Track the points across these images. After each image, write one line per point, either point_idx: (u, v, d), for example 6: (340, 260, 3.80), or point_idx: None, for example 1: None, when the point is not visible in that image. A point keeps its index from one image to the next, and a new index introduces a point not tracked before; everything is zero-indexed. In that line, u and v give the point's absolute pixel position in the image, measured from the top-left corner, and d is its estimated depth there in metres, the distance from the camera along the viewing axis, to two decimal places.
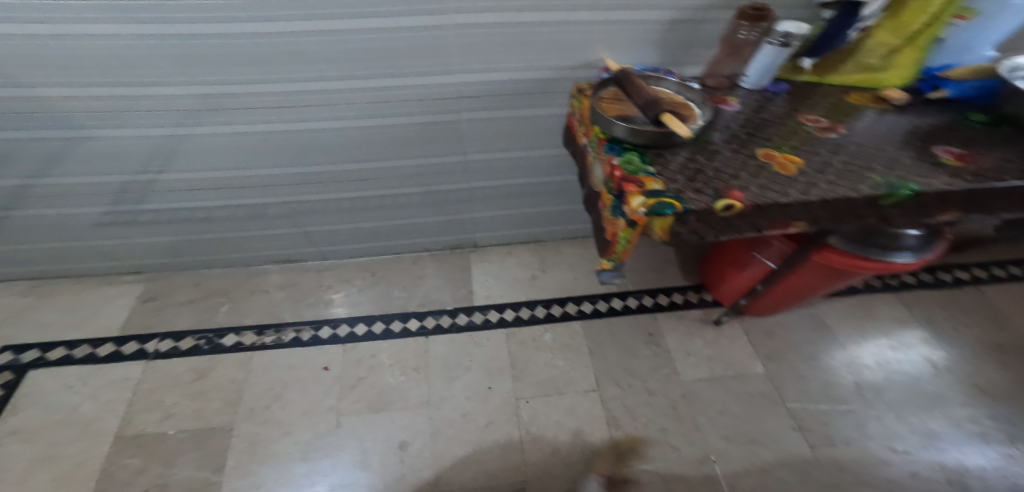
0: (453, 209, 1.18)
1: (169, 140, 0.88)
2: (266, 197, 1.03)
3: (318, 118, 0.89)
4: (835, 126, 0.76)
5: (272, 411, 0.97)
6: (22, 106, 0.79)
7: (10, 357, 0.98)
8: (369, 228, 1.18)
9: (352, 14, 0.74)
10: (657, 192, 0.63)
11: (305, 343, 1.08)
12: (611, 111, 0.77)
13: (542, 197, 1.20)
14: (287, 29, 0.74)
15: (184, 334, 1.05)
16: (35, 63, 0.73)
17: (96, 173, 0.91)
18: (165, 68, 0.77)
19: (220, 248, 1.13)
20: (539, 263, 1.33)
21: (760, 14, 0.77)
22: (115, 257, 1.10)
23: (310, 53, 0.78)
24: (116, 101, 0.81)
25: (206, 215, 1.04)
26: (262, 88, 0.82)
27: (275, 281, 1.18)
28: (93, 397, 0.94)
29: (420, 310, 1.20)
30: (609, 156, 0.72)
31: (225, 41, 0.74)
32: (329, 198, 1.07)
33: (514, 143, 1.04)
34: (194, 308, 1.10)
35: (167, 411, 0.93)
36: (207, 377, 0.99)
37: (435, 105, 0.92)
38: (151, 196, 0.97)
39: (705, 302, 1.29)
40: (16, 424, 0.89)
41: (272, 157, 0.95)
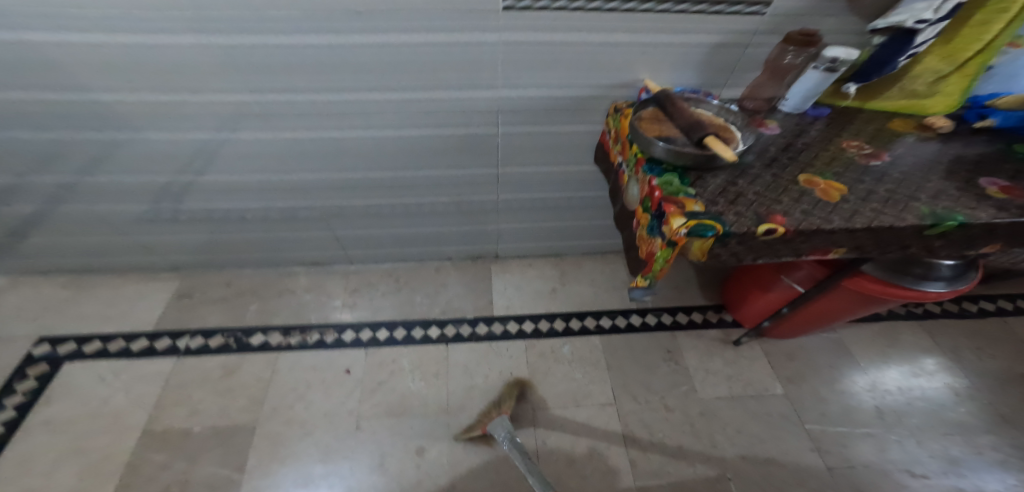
0: (480, 219, 1.19)
1: (209, 144, 0.90)
2: (299, 201, 1.06)
3: (357, 127, 0.92)
4: (878, 153, 0.77)
5: (295, 410, 0.98)
6: (74, 108, 0.82)
7: (44, 348, 1.00)
8: (397, 235, 1.20)
9: (402, 28, 0.77)
10: (697, 214, 0.66)
11: (329, 345, 1.09)
12: (652, 131, 0.79)
13: (569, 212, 1.21)
14: (338, 40, 0.77)
15: (213, 332, 1.07)
16: (93, 67, 0.77)
17: (138, 173, 0.94)
18: (216, 76, 0.80)
19: (251, 249, 1.16)
20: (560, 277, 1.34)
21: (810, 39, 0.79)
22: (150, 254, 1.13)
23: (357, 63, 0.81)
24: (165, 106, 0.83)
25: (241, 217, 1.07)
26: (307, 95, 0.85)
27: (302, 283, 1.20)
28: (124, 390, 0.95)
29: (442, 318, 1.21)
30: (649, 176, 0.74)
31: (279, 49, 0.77)
32: (360, 204, 1.09)
33: (545, 158, 1.05)
34: (224, 306, 1.12)
35: (194, 406, 0.95)
36: (233, 375, 1.01)
37: (472, 118, 0.94)
38: (188, 197, 1.00)
39: (726, 322, 1.28)
40: (50, 414, 0.91)
41: (308, 164, 0.97)
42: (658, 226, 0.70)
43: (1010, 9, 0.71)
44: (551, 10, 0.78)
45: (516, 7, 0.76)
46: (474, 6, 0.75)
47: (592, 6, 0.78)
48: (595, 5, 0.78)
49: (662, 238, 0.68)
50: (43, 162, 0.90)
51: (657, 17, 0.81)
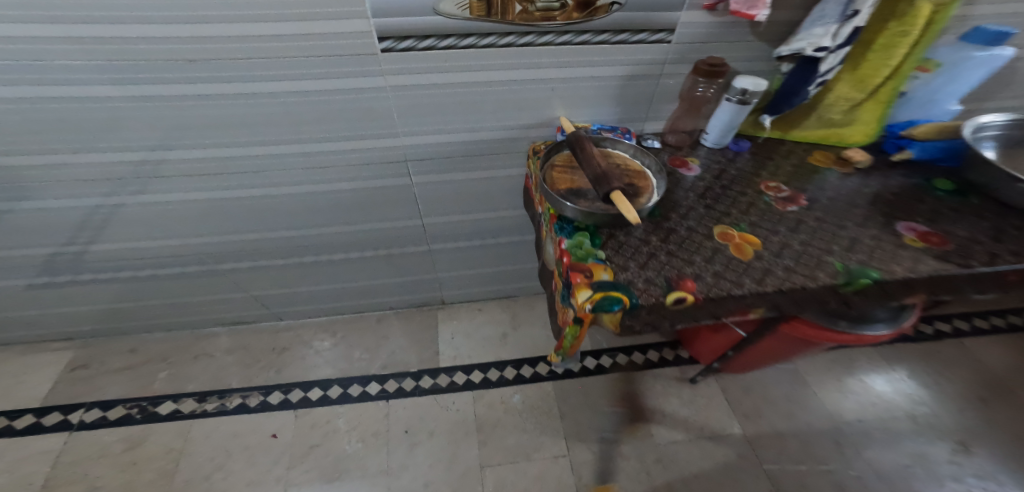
0: (416, 270, 1.14)
1: (106, 211, 0.86)
2: (218, 264, 1.02)
3: (261, 184, 0.86)
4: (796, 197, 0.70)
5: (211, 482, 0.93)
6: None
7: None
8: (331, 289, 1.15)
9: (273, 78, 0.70)
10: (604, 284, 0.56)
11: (253, 409, 1.04)
12: (562, 183, 0.69)
13: (507, 256, 1.14)
14: (204, 92, 0.71)
15: (115, 403, 1.03)
16: None
17: (20, 246, 0.90)
18: (82, 136, 0.73)
19: (172, 311, 1.12)
20: (510, 320, 1.27)
21: (716, 69, 0.72)
22: (44, 325, 1.09)
23: (238, 117, 0.75)
24: (39, 176, 0.78)
25: (155, 280, 1.03)
26: (190, 154, 0.79)
27: (223, 345, 1.16)
28: (7, 472, 0.91)
29: (380, 373, 1.14)
30: (558, 238, 0.64)
31: (135, 102, 0.70)
32: (283, 263, 1.05)
33: (467, 205, 0.99)
34: (141, 374, 1.09)
35: (94, 483, 0.90)
36: (140, 447, 0.96)
37: (383, 169, 0.87)
38: (82, 268, 0.97)
39: (682, 359, 1.20)
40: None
41: (228, 224, 0.93)
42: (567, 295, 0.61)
43: (908, 34, 0.65)
44: (439, 49, 0.70)
45: (396, 49, 0.69)
46: (348, 50, 0.69)
47: (487, 42, 0.71)
48: (489, 41, 0.70)
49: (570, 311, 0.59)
50: None
51: (558, 51, 0.73)
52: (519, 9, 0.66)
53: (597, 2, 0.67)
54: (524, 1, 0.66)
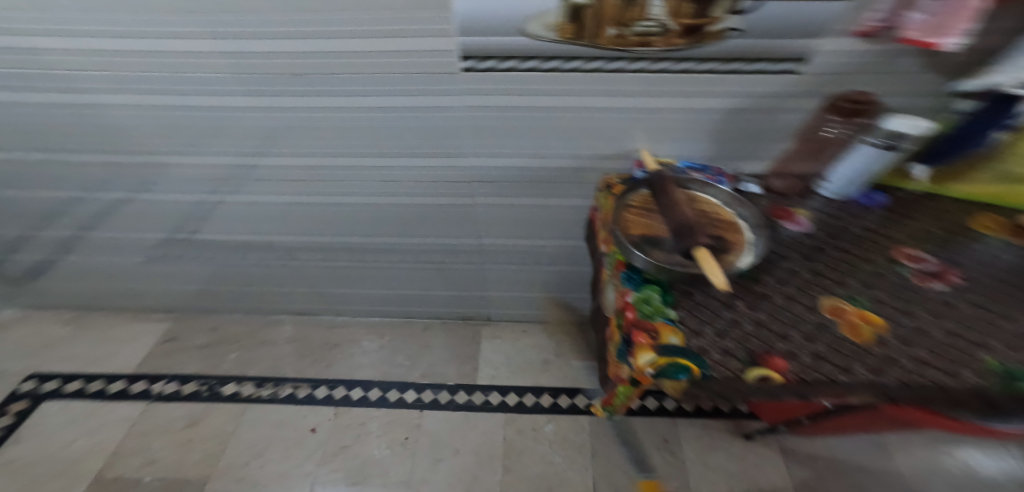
0: (470, 287, 1.12)
1: (204, 205, 0.91)
2: (286, 260, 1.04)
3: (333, 193, 0.86)
4: (945, 273, 0.52)
5: (249, 469, 0.96)
6: (61, 169, 0.87)
7: (42, 384, 1.07)
8: (383, 295, 1.16)
9: (349, 92, 0.69)
10: (673, 349, 0.43)
11: (299, 401, 1.07)
12: (634, 228, 0.54)
13: (564, 284, 1.09)
14: (287, 100, 0.71)
15: (189, 378, 1.10)
16: (68, 137, 0.81)
17: (127, 230, 0.98)
18: (178, 142, 0.79)
19: (242, 297, 1.18)
20: (554, 347, 1.22)
21: (861, 106, 0.56)
22: (146, 296, 1.18)
23: (316, 128, 0.75)
24: (148, 170, 0.85)
25: (225, 268, 1.07)
26: (275, 159, 0.80)
27: (286, 334, 1.20)
28: (88, 435, 0.98)
29: (420, 382, 1.13)
30: (622, 289, 0.51)
31: (238, 113, 0.73)
32: (343, 264, 1.04)
33: (529, 233, 0.93)
34: (212, 354, 1.15)
35: (151, 456, 0.96)
36: (197, 426, 1.01)
37: (447, 188, 0.84)
38: (178, 253, 1.03)
39: (740, 412, 1.09)
40: (21, 454, 0.95)
41: (296, 226, 0.94)
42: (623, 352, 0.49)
43: None
44: (520, 71, 0.65)
45: (477, 69, 0.65)
46: (423, 68, 0.65)
47: (570, 67, 0.64)
48: (573, 64, 0.64)
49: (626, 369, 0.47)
50: (52, 218, 0.97)
51: (650, 78, 0.64)
52: (613, 33, 0.58)
53: (710, 28, 0.57)
54: (619, 24, 0.57)
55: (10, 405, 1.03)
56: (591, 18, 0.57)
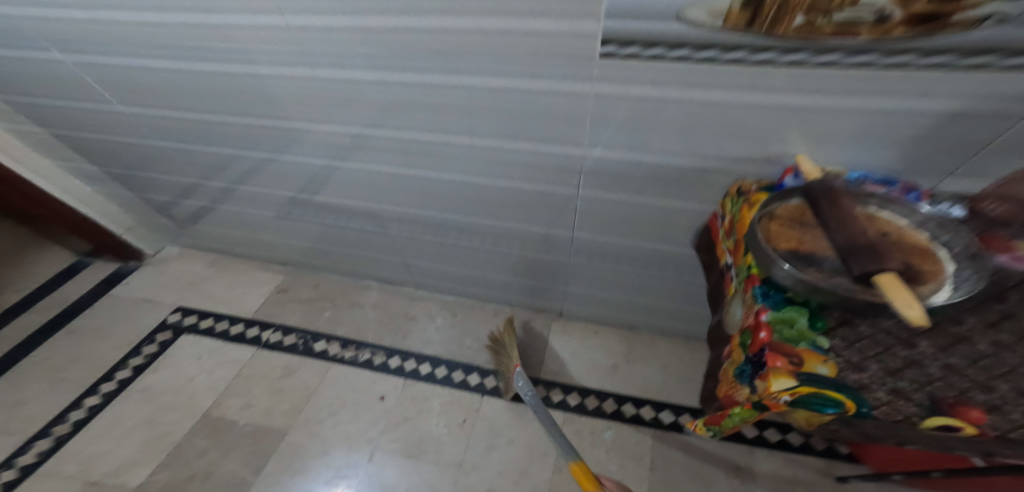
0: (555, 280, 1.10)
1: (325, 170, 0.95)
2: (388, 228, 1.07)
3: (441, 170, 0.86)
4: None
5: (323, 426, 1.02)
6: (217, 130, 0.92)
7: (182, 318, 1.21)
8: (464, 274, 1.17)
9: (462, 70, 0.66)
10: (820, 380, 0.42)
11: (374, 367, 1.12)
12: (781, 242, 0.49)
13: (655, 291, 1.04)
14: (413, 79, 0.69)
15: (291, 330, 1.19)
16: (225, 100, 0.85)
17: (264, 187, 1.06)
18: (317, 111, 0.81)
19: (342, 259, 1.25)
20: (624, 352, 1.18)
21: None
22: (272, 250, 1.30)
23: (442, 106, 0.73)
24: (286, 134, 0.88)
25: (334, 228, 1.13)
26: (398, 134, 0.81)
27: (372, 299, 1.27)
28: (207, 372, 1.09)
29: (486, 366, 1.14)
30: (757, 306, 0.47)
31: (367, 89, 0.73)
32: (436, 241, 1.07)
33: (628, 231, 0.89)
34: (312, 309, 1.24)
35: (249, 400, 1.05)
36: (291, 377, 1.09)
37: (558, 177, 0.80)
38: (305, 210, 1.10)
39: (832, 450, 0.98)
40: (155, 382, 1.07)
41: (399, 198, 0.97)
42: (750, 373, 0.47)
43: None
44: (668, 61, 0.56)
45: (617, 55, 0.57)
46: (542, 48, 0.59)
47: (732, 58, 0.54)
48: (736, 54, 0.53)
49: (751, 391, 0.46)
50: (213, 171, 1.05)
51: (803, 73, 0.54)
52: (800, 22, 0.47)
53: (952, 18, 0.44)
54: (815, 12, 0.46)
55: (156, 333, 1.17)
56: (773, 7, 0.47)
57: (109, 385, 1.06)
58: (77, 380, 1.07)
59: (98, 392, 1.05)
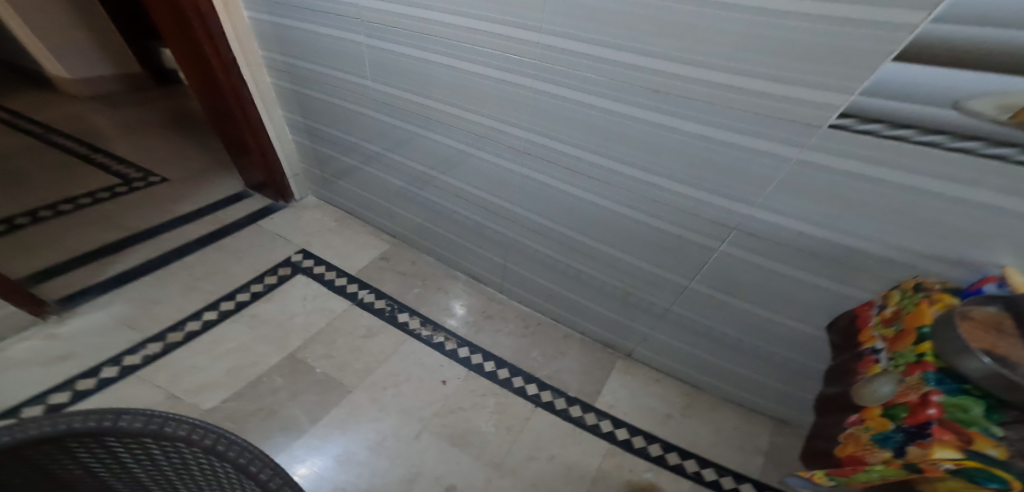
0: (639, 318, 1.10)
1: (462, 154, 1.07)
2: (500, 226, 1.16)
3: (566, 181, 0.93)
4: None
5: (385, 393, 1.08)
6: (396, 103, 1.09)
7: (302, 260, 1.37)
8: (551, 289, 1.21)
9: (636, 103, 0.74)
10: (988, 459, 0.45)
11: (444, 351, 1.19)
12: (977, 339, 0.49)
13: (738, 357, 1.01)
14: (591, 103, 0.79)
15: (383, 296, 1.30)
16: (418, 80, 0.99)
17: (410, 159, 1.19)
18: (489, 105, 0.92)
19: (444, 245, 1.36)
20: (684, 406, 1.14)
21: None
22: (389, 219, 1.44)
23: (599, 127, 0.81)
24: (448, 117, 1.02)
25: (452, 210, 1.23)
26: (548, 145, 0.90)
27: (458, 289, 1.35)
28: (305, 314, 1.22)
29: (546, 380, 1.17)
30: (929, 389, 0.49)
31: (542, 96, 0.84)
32: (539, 250, 1.13)
33: (728, 287, 0.89)
34: (405, 282, 1.35)
35: (329, 351, 1.14)
36: (372, 338, 1.18)
37: (679, 218, 0.84)
38: (430, 188, 1.22)
39: None
40: (262, 311, 1.21)
41: (519, 200, 1.05)
42: (899, 440, 0.50)
43: None
44: (911, 144, 0.58)
45: (852, 129, 0.60)
46: (755, 108, 0.65)
47: (989, 152, 0.55)
48: (999, 150, 0.55)
49: (900, 455, 0.50)
50: (376, 135, 1.22)
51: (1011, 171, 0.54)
52: None
53: None
54: None
55: (278, 267, 1.34)
56: None
57: (227, 305, 1.22)
58: (205, 293, 1.25)
59: (217, 309, 1.21)
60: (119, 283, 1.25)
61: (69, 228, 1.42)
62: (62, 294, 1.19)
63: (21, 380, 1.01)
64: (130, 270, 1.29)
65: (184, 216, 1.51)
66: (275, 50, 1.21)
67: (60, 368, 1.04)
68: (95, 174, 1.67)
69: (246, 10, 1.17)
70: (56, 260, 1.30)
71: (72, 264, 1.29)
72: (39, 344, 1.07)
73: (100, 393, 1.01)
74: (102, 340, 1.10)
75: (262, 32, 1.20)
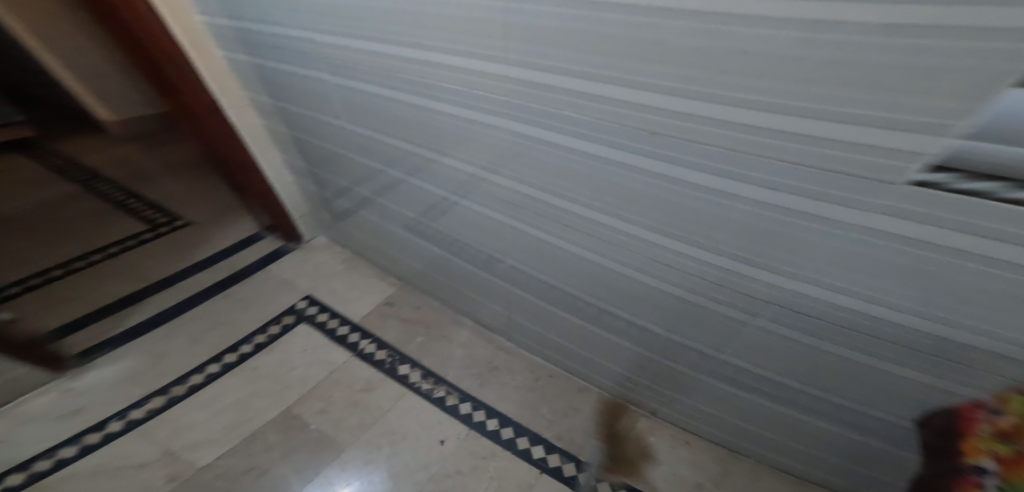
0: (652, 375, 1.00)
1: (447, 202, 1.03)
2: (496, 276, 1.11)
3: (556, 237, 0.87)
4: None
5: (379, 453, 1.02)
6: (380, 148, 1.06)
7: (307, 307, 1.36)
8: (557, 339, 1.13)
9: (609, 143, 0.66)
10: None
11: (445, 406, 1.11)
12: None
13: (778, 427, 0.89)
14: (562, 143, 0.71)
15: (385, 346, 1.25)
16: (393, 125, 0.97)
17: (403, 207, 1.18)
18: (463, 148, 0.87)
19: (447, 291, 1.30)
20: (714, 474, 1.01)
21: None
22: (394, 263, 1.41)
23: (577, 172, 0.73)
24: (426, 159, 0.97)
25: (448, 259, 1.20)
26: (525, 191, 0.84)
27: (462, 337, 1.28)
28: (305, 366, 1.18)
29: (554, 441, 1.07)
30: None
31: (512, 136, 0.77)
32: (538, 301, 1.07)
33: (755, 357, 0.79)
34: (408, 330, 1.29)
35: (325, 406, 1.09)
36: (369, 393, 1.13)
37: (679, 279, 0.76)
38: (426, 233, 1.19)
39: None
40: (264, 363, 1.19)
41: (510, 251, 1.00)
42: None
43: None
44: None
45: (950, 188, 0.46)
46: (748, 146, 0.54)
47: None
48: None
49: None
50: (368, 181, 1.20)
51: None
52: None
53: None
54: None
55: (284, 315, 1.33)
56: None
57: (232, 357, 1.21)
58: (210, 345, 1.25)
59: (220, 361, 1.20)
60: (133, 336, 1.28)
61: (97, 280, 1.49)
62: (82, 348, 1.24)
63: (33, 434, 1.03)
64: (145, 321, 1.32)
65: (200, 262, 1.54)
66: (263, 93, 1.22)
67: (70, 423, 1.05)
68: (127, 222, 1.76)
69: (219, 50, 1.19)
70: (81, 313, 1.36)
71: (96, 316, 1.34)
72: (54, 399, 1.10)
73: (103, 448, 1.01)
74: (109, 395, 1.11)
75: (245, 73, 1.21)
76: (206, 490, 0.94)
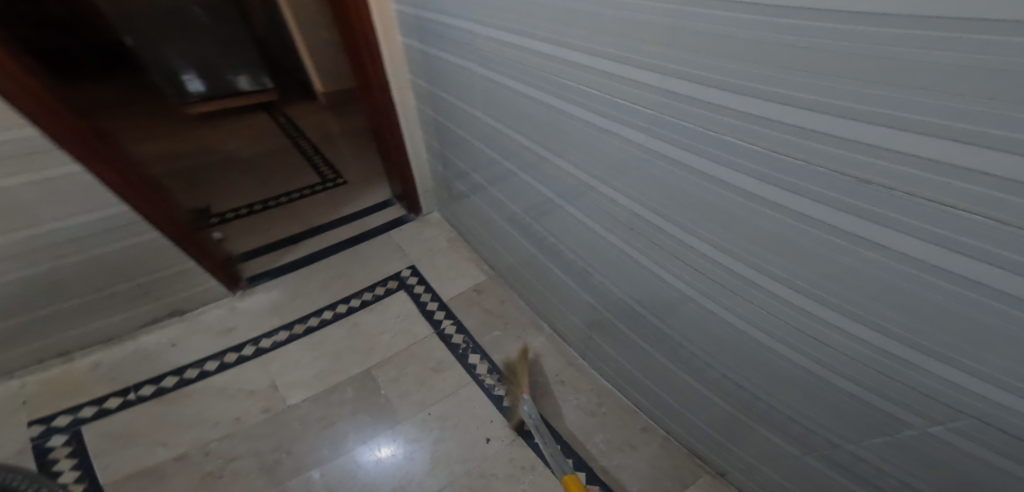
0: (736, 439, 0.86)
1: (552, 204, 1.00)
2: (586, 289, 1.05)
3: (655, 260, 0.80)
4: None
5: (429, 433, 1.09)
6: (503, 140, 1.07)
7: (409, 277, 1.50)
8: (633, 370, 1.04)
9: (757, 173, 0.55)
10: None
11: (501, 406, 1.13)
12: None
13: None
14: (686, 163, 0.63)
15: (463, 331, 1.31)
16: (520, 120, 0.96)
17: (510, 199, 1.18)
18: (579, 153, 0.83)
19: (533, 291, 1.30)
20: None
21: None
22: (492, 252, 1.45)
23: (694, 197, 0.65)
24: (543, 158, 0.95)
25: (541, 258, 1.17)
26: (635, 208, 0.77)
27: (537, 340, 1.28)
28: (392, 333, 1.32)
29: (599, 475, 1.01)
30: None
31: (635, 148, 0.70)
32: (624, 326, 0.99)
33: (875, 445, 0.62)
34: (488, 320, 1.33)
35: (397, 376, 1.21)
36: (437, 373, 1.21)
37: (794, 336, 0.63)
38: (526, 231, 1.18)
39: None
40: (362, 322, 1.37)
41: (603, 264, 0.94)
42: None
43: None
44: None
45: None
46: (947, 197, 0.42)
47: None
48: None
49: None
50: (486, 171, 1.23)
51: None
52: None
53: None
54: None
55: (389, 280, 1.49)
56: None
57: (342, 308, 1.42)
58: (329, 294, 1.47)
59: (333, 310, 1.41)
60: (282, 273, 1.57)
61: (276, 219, 1.86)
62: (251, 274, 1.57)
63: (203, 339, 1.36)
64: (296, 261, 1.61)
65: (343, 217, 1.81)
66: (421, 77, 1.32)
67: (226, 338, 1.36)
68: (309, 173, 2.14)
69: (400, 36, 1.31)
70: (258, 244, 1.71)
71: (264, 250, 1.68)
72: (222, 314, 1.44)
73: (237, 366, 1.29)
74: (254, 321, 1.41)
75: (413, 58, 1.32)
76: (293, 421, 1.14)
